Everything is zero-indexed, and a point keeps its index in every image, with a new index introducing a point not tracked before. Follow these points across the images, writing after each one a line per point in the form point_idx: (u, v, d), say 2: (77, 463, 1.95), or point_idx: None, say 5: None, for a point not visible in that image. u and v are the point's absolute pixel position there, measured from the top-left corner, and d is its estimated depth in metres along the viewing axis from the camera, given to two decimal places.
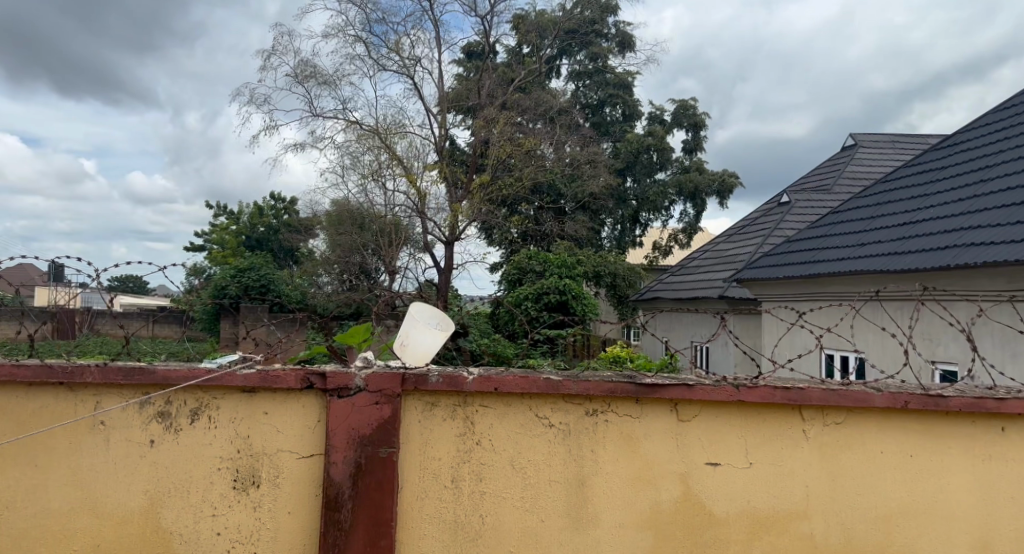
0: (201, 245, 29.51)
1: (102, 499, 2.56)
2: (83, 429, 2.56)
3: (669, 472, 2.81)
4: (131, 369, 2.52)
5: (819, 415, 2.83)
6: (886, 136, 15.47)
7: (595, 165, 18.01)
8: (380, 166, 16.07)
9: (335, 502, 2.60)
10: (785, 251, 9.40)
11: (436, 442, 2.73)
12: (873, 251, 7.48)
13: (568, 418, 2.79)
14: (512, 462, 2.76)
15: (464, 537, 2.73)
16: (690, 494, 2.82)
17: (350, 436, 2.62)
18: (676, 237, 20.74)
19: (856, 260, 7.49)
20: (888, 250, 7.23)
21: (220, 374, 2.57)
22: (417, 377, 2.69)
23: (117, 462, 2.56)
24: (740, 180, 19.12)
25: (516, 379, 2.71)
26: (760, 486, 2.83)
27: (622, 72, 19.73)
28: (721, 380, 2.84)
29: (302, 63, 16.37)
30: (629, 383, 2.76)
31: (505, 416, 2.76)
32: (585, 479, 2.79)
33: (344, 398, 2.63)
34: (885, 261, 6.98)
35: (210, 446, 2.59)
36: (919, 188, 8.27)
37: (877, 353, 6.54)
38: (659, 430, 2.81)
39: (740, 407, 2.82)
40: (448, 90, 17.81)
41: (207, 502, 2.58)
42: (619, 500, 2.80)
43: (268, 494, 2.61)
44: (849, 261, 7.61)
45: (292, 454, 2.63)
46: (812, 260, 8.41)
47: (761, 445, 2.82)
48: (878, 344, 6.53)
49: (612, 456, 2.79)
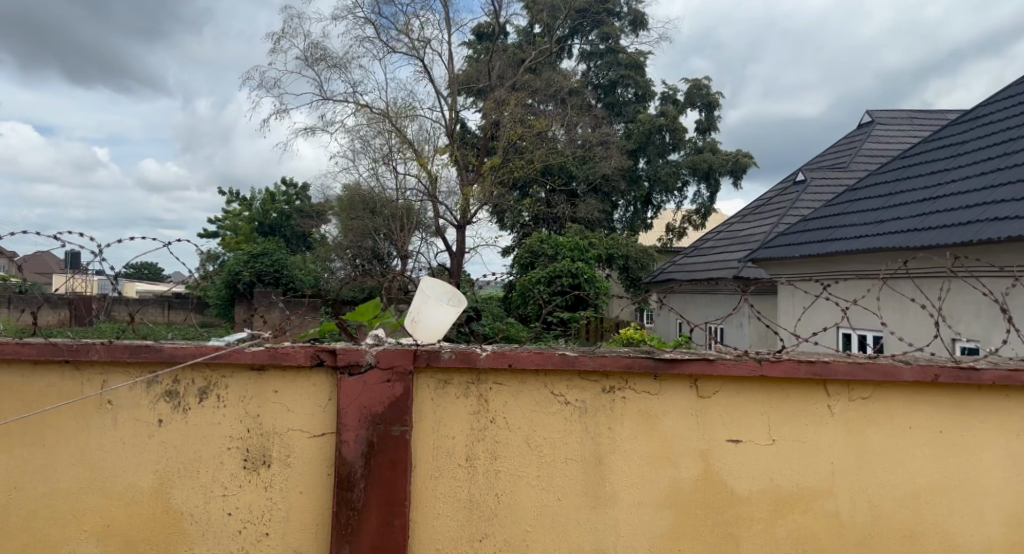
0: (215, 233, 29.63)
1: (109, 479, 2.51)
2: (91, 408, 2.51)
3: (689, 450, 2.73)
4: (138, 347, 2.46)
5: (844, 390, 2.72)
6: (904, 112, 15.10)
7: (607, 146, 17.80)
8: (390, 149, 16.00)
9: (348, 481, 2.55)
10: (801, 230, 9.25)
11: (450, 421, 2.67)
12: (890, 228, 7.31)
13: (585, 396, 2.72)
14: (527, 440, 2.70)
15: (479, 517, 2.68)
16: (711, 472, 2.74)
17: (361, 414, 2.57)
18: (689, 218, 20.45)
19: (875, 237, 7.34)
20: (906, 227, 7.07)
21: (227, 351, 2.51)
22: (430, 353, 2.63)
23: (124, 441, 2.51)
24: (755, 160, 18.75)
25: (531, 355, 2.65)
26: (784, 463, 2.73)
27: (634, 51, 19.31)
28: (743, 354, 2.75)
29: (312, 46, 16.24)
30: (648, 358, 2.68)
31: (520, 394, 2.70)
32: (602, 458, 2.72)
33: (355, 376, 2.57)
34: (903, 237, 6.83)
35: (219, 426, 2.54)
36: (939, 163, 8.04)
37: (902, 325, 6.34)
38: (678, 407, 2.73)
39: (761, 383, 2.73)
40: (458, 72, 17.59)
41: (217, 481, 2.54)
42: (637, 478, 2.73)
43: (279, 473, 2.57)
44: (866, 238, 7.46)
45: (303, 433, 2.58)
46: (829, 238, 8.26)
47: (785, 422, 2.73)
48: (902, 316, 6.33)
49: (631, 434, 2.73)
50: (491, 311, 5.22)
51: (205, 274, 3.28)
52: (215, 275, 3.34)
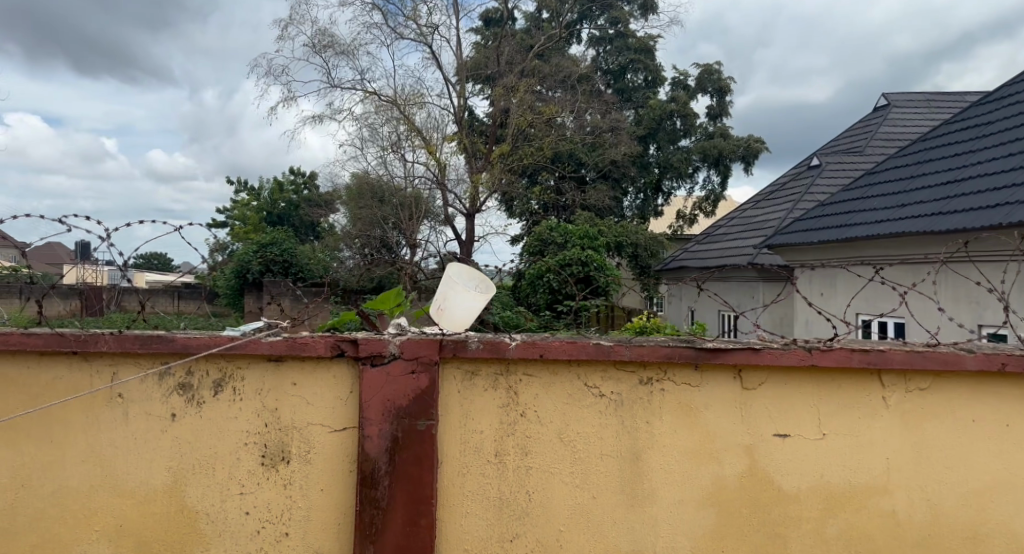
0: (223, 223, 29.56)
1: (120, 476, 2.37)
2: (101, 402, 2.36)
3: (732, 445, 2.57)
4: (148, 337, 2.31)
5: (900, 380, 2.55)
6: (921, 95, 14.71)
7: (617, 132, 17.50)
8: (398, 137, 15.81)
9: (371, 478, 2.40)
10: (818, 215, 9.02)
11: (478, 415, 2.52)
12: (913, 212, 7.08)
13: (621, 388, 2.55)
14: (560, 434, 2.54)
15: (509, 515, 2.52)
16: (756, 468, 2.58)
17: (385, 408, 2.42)
18: (700, 205, 20.13)
19: (897, 222, 7.11)
20: (929, 210, 6.84)
21: (244, 341, 2.36)
22: (456, 343, 2.48)
23: (136, 437, 2.36)
24: (767, 145, 18.37)
25: (563, 344, 2.49)
26: (835, 458, 2.57)
27: (644, 36, 18.94)
28: (790, 342, 2.58)
29: (319, 33, 16.03)
30: (689, 347, 2.51)
31: (553, 386, 2.54)
32: (639, 453, 2.56)
33: (378, 367, 2.42)
34: (928, 221, 6.60)
35: (236, 420, 2.39)
36: (963, 145, 7.77)
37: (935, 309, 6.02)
38: (721, 400, 2.57)
39: (812, 373, 2.56)
40: (466, 59, 17.33)
41: (234, 479, 2.39)
42: (677, 475, 2.57)
43: (299, 470, 2.42)
44: (888, 223, 7.23)
45: (323, 427, 2.43)
46: (848, 223, 8.04)
47: (836, 415, 2.56)
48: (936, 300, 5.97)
49: (670, 428, 2.57)
50: (501, 300, 5.04)
51: (216, 264, 3.12)
52: (226, 265, 3.19)
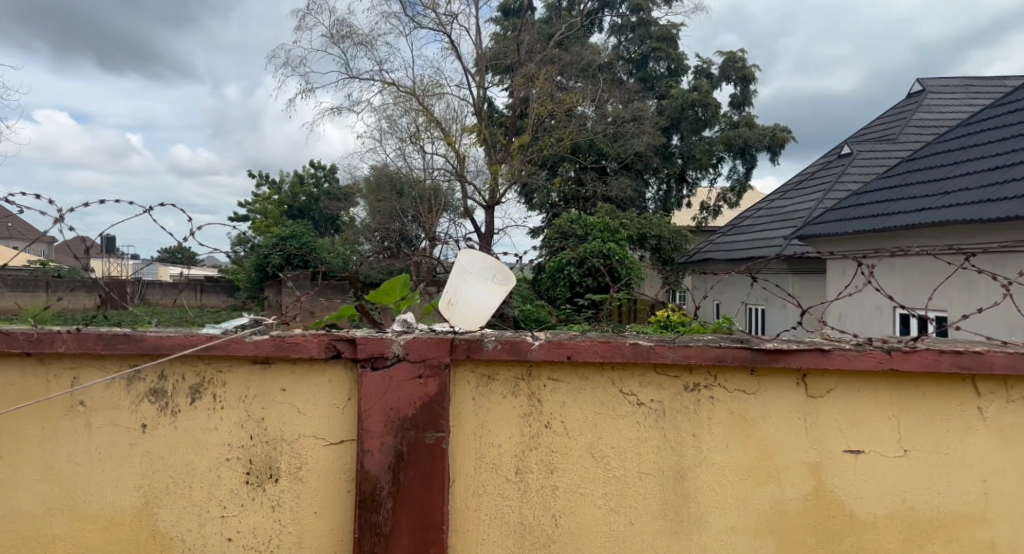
0: (245, 217, 29.61)
1: (83, 499, 2.06)
2: (59, 413, 2.05)
3: (795, 464, 2.19)
4: (112, 336, 1.99)
5: (999, 389, 2.17)
6: (958, 79, 13.88)
7: (639, 122, 16.86)
8: (417, 129, 15.49)
9: (372, 500, 2.06)
10: (852, 204, 8.47)
11: (495, 426, 2.17)
12: (957, 200, 6.53)
13: (662, 396, 2.18)
14: (592, 449, 2.18)
15: (534, 543, 2.17)
16: (822, 489, 2.20)
17: (387, 418, 2.08)
18: (724, 196, 19.49)
19: (940, 210, 6.57)
20: (977, 197, 6.27)
21: (225, 341, 2.04)
22: (470, 343, 2.12)
23: (101, 452, 2.05)
24: (794, 134, 17.65)
25: (595, 345, 2.12)
26: (916, 479, 2.19)
27: (667, 24, 18.32)
28: (865, 343, 2.18)
29: (337, 23, 15.75)
30: (745, 349, 2.13)
31: (582, 393, 2.17)
32: (685, 472, 2.19)
33: (379, 371, 2.08)
34: (976, 209, 6.05)
35: (216, 432, 2.07)
36: (1012, 127, 7.14)
37: (960, 301, 5.67)
38: (781, 411, 2.18)
39: (888, 379, 2.17)
40: (485, 49, 16.90)
41: (215, 500, 2.07)
42: (730, 498, 2.20)
43: (290, 490, 2.09)
44: (931, 211, 6.69)
45: (316, 440, 2.10)
46: (886, 212, 7.50)
47: (919, 429, 2.17)
48: (960, 292, 5.64)
49: (721, 444, 2.19)
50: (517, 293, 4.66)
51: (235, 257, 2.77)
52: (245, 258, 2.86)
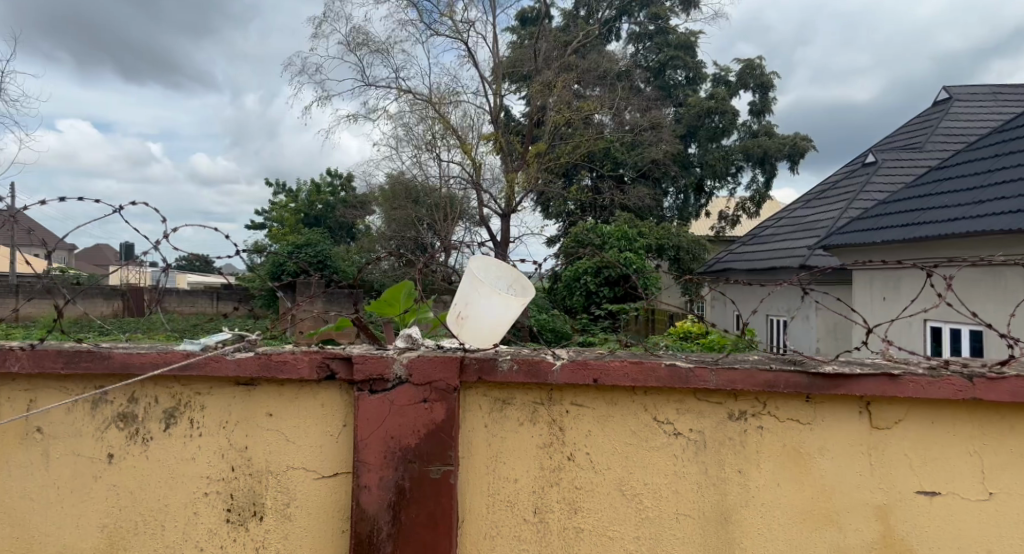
0: (262, 224, 29.72)
1: (39, 537, 1.82)
2: (13, 440, 1.82)
3: (858, 505, 1.89)
4: (75, 354, 1.75)
5: None
6: (987, 87, 13.39)
7: (657, 130, 16.56)
8: (433, 136, 15.32)
9: (368, 544, 1.79)
10: (879, 213, 8.09)
11: (510, 458, 1.89)
12: (992, 208, 6.15)
13: (704, 425, 1.89)
14: (622, 486, 1.89)
15: None
16: (890, 537, 1.88)
17: (387, 449, 1.81)
18: (744, 206, 19.04)
19: (976, 219, 6.18)
20: (1015, 205, 5.88)
21: (202, 359, 1.78)
22: (482, 363, 1.85)
23: (60, 485, 1.81)
24: (815, 143, 17.20)
25: (626, 366, 1.83)
26: (1002, 526, 1.87)
27: (685, 32, 18.04)
28: (940, 367, 1.88)
29: (354, 31, 15.69)
30: (800, 373, 1.83)
31: (611, 421, 1.89)
32: (730, 513, 1.89)
33: (378, 394, 1.81)
34: (1015, 217, 5.66)
35: (193, 462, 1.82)
36: None
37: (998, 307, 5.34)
38: (842, 444, 1.88)
39: (968, 408, 1.85)
40: (502, 57, 16.74)
41: (190, 541, 1.82)
42: (782, 545, 1.89)
43: (275, 530, 1.83)
44: (965, 221, 6.30)
45: (307, 473, 1.83)
46: (916, 221, 7.12)
47: (1004, 468, 1.86)
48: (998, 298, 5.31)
49: (772, 481, 1.89)
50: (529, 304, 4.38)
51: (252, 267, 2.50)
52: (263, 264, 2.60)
